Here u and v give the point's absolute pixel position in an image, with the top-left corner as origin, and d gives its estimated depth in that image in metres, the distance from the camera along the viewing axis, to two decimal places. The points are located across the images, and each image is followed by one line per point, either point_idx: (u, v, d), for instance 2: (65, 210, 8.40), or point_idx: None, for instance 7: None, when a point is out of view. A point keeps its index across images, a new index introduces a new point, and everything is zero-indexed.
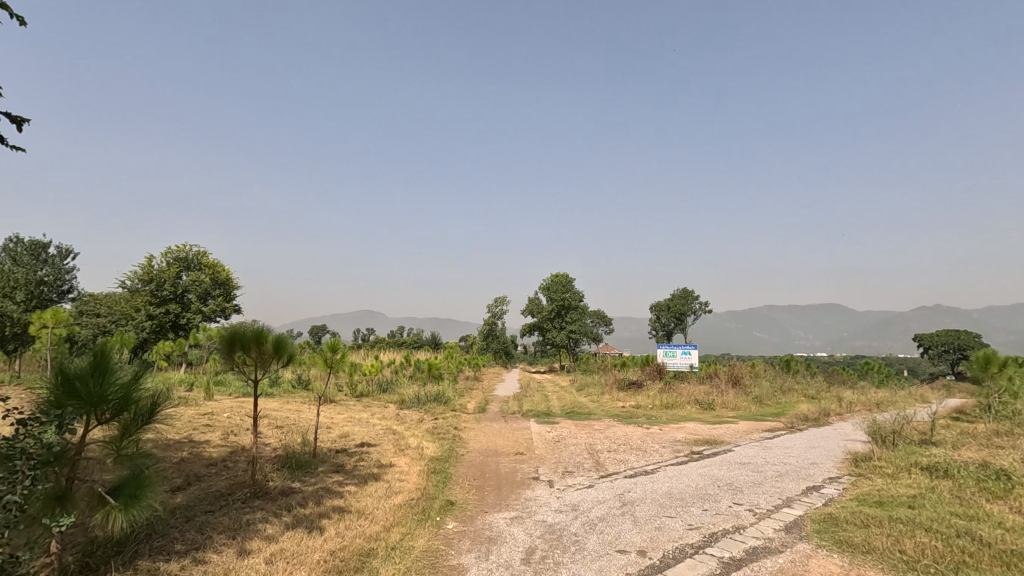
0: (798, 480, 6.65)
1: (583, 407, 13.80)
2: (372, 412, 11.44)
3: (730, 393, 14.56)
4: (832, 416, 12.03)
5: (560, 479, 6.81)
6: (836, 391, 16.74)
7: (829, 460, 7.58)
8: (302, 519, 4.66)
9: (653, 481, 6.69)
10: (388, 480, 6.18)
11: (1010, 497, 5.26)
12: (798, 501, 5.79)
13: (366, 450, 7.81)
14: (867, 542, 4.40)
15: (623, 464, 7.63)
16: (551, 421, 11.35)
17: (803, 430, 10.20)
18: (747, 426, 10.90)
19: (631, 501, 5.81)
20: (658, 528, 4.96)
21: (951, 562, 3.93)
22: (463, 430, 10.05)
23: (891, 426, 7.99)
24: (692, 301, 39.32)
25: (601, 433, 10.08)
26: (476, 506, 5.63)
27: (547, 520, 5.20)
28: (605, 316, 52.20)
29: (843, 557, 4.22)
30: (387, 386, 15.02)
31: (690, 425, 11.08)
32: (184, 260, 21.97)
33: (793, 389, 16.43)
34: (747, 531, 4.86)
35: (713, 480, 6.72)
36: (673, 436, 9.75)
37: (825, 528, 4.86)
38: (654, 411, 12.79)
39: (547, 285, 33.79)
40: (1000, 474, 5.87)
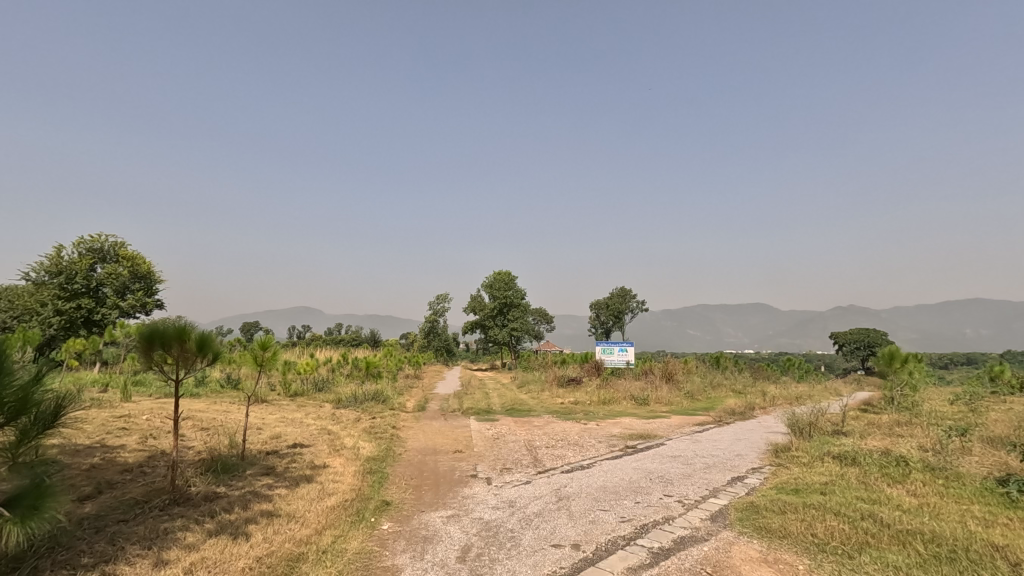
0: (724, 471, 7.00)
1: (523, 404, 13.95)
2: (307, 412, 11.07)
3: (664, 389, 15.14)
4: (756, 410, 12.75)
5: (498, 476, 6.84)
6: (761, 386, 17.70)
7: (753, 452, 8.00)
8: (226, 525, 4.43)
9: (589, 476, 6.85)
10: (322, 482, 5.99)
11: (908, 481, 5.76)
12: (724, 491, 6.09)
13: (299, 451, 7.55)
14: (784, 527, 4.69)
15: (560, 459, 7.76)
16: (492, 419, 11.37)
17: (730, 423, 10.74)
18: (679, 420, 11.35)
19: (567, 496, 5.93)
20: (593, 521, 5.08)
21: (856, 543, 4.25)
22: (401, 428, 9.91)
23: (808, 418, 8.54)
24: (629, 301, 40.42)
25: (540, 429, 10.21)
26: (413, 505, 5.57)
27: (484, 517, 5.21)
28: (547, 314, 52.75)
29: (762, 542, 4.47)
30: (323, 385, 14.57)
31: (625, 420, 11.42)
32: (99, 251, 20.53)
33: (722, 385, 17.27)
34: (676, 522, 5.06)
35: (645, 473, 6.95)
36: (609, 432, 9.99)
37: (746, 515, 5.14)
38: (593, 407, 13.10)
39: (490, 283, 33.80)
40: (900, 460, 6.41)
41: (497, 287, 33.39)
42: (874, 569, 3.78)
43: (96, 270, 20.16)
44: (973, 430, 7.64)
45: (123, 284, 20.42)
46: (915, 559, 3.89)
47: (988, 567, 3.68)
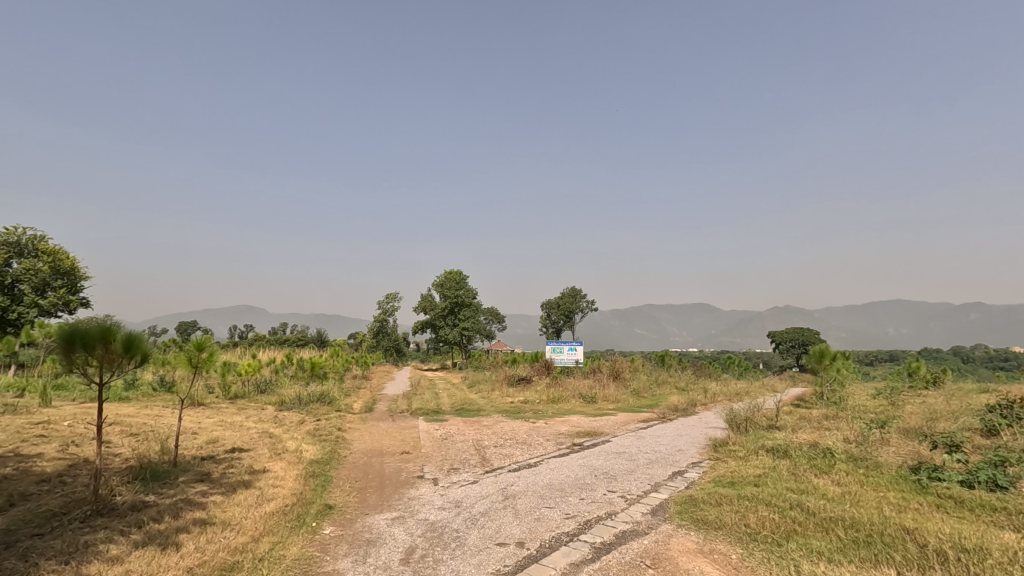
0: (665, 466, 7.23)
1: (473, 404, 13.92)
2: (247, 415, 10.65)
3: (611, 387, 15.49)
4: (698, 406, 13.23)
5: (445, 477, 6.81)
6: (703, 383, 18.41)
7: (694, 447, 8.31)
8: (154, 535, 4.22)
9: (535, 474, 6.92)
10: (261, 487, 5.79)
11: (833, 471, 6.13)
12: (664, 486, 6.30)
13: (237, 456, 7.27)
14: (719, 518, 4.89)
15: (507, 458, 7.80)
16: (440, 419, 11.30)
17: (673, 419, 11.12)
18: (625, 417, 11.63)
19: (513, 494, 5.97)
20: (538, 519, 5.14)
21: (785, 531, 4.49)
22: (347, 430, 9.69)
23: (745, 413, 8.94)
24: (579, 301, 41.06)
25: (489, 429, 10.23)
26: (357, 508, 5.46)
27: (430, 518, 5.18)
28: (498, 313, 52.85)
29: (699, 533, 4.65)
30: (265, 386, 14.07)
31: (574, 418, 11.60)
32: (14, 245, 19.04)
33: (666, 382, 17.83)
34: (618, 517, 5.19)
35: (591, 470, 7.09)
36: (557, 430, 10.13)
37: (685, 508, 5.34)
38: (542, 406, 13.25)
39: (441, 282, 33.52)
40: (826, 452, 6.81)
41: (448, 287, 33.15)
42: (799, 555, 4.00)
43: (11, 266, 18.66)
44: (892, 422, 8.22)
45: (42, 281, 19.02)
46: (836, 544, 4.15)
47: (900, 548, 3.98)
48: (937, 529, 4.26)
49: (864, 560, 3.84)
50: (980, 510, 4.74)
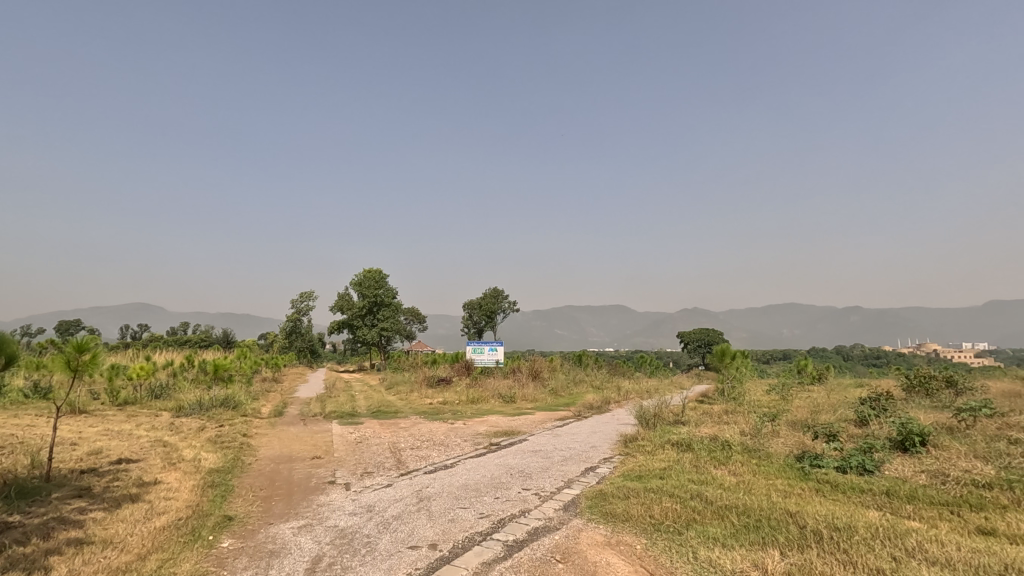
0: (578, 462, 7.44)
1: (390, 406, 13.62)
2: (138, 423, 9.78)
3: (530, 387, 15.75)
4: (612, 403, 13.76)
5: (358, 481, 6.61)
6: (616, 381, 19.20)
7: (606, 443, 8.63)
8: (18, 560, 3.77)
9: (451, 475, 6.88)
10: (150, 501, 5.32)
11: (729, 462, 6.58)
12: (577, 482, 6.48)
13: (124, 467, 6.65)
14: (627, 511, 5.10)
15: (423, 460, 7.71)
16: (355, 422, 10.96)
17: (587, 417, 11.49)
18: (542, 416, 11.87)
19: (428, 496, 5.91)
20: (451, 519, 5.12)
21: (685, 521, 4.76)
22: (253, 436, 9.16)
23: (653, 410, 9.41)
24: (501, 301, 41.30)
25: (406, 431, 10.05)
26: (260, 518, 5.18)
27: (340, 524, 5.00)
28: (420, 313, 52.03)
29: (606, 527, 4.82)
30: (161, 390, 12.99)
31: (492, 418, 11.65)
32: None
33: (583, 381, 18.40)
34: (531, 514, 5.28)
35: (506, 468, 7.16)
36: (475, 430, 10.13)
37: (595, 503, 5.52)
38: (461, 407, 13.21)
39: (359, 281, 32.49)
40: (724, 444, 7.31)
41: (367, 286, 32.19)
42: (697, 542, 4.26)
43: None
44: (781, 415, 8.98)
45: None
46: (730, 530, 4.46)
47: (784, 530, 4.34)
48: (815, 511, 4.69)
49: (753, 543, 4.16)
50: (851, 492, 5.28)
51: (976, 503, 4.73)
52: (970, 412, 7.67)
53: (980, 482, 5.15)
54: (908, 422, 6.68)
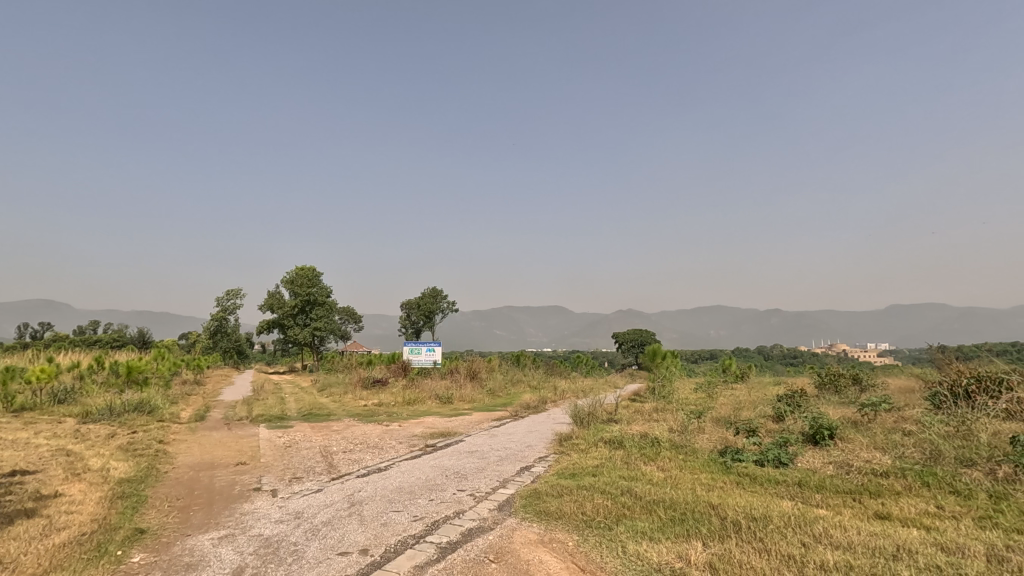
0: (514, 462, 7.50)
1: (323, 408, 13.19)
2: (37, 431, 8.94)
3: (467, 387, 15.71)
4: (548, 403, 13.96)
5: (286, 487, 6.35)
6: (553, 381, 19.51)
7: (541, 442, 8.74)
8: None
9: (385, 478, 6.74)
10: (48, 516, 4.87)
11: (658, 458, 6.85)
12: (512, 481, 6.53)
13: (19, 480, 6.05)
14: (560, 509, 5.19)
15: (356, 464, 7.51)
16: (284, 425, 10.52)
17: (524, 417, 11.60)
18: (479, 416, 11.87)
19: (359, 500, 5.76)
20: (384, 523, 5.02)
21: (616, 516, 4.90)
22: (171, 442, 8.60)
23: (588, 409, 9.63)
24: (440, 301, 40.93)
25: (338, 434, 9.76)
26: (176, 530, 4.86)
27: (265, 533, 4.78)
28: (355, 312, 50.66)
29: (540, 525, 4.88)
30: (66, 395, 11.95)
31: (428, 419, 11.52)
32: None
33: (520, 381, 18.56)
34: (466, 515, 5.27)
35: (442, 470, 7.10)
36: (411, 431, 9.99)
37: (529, 501, 5.57)
38: (397, 408, 12.99)
39: (290, 278, 31.20)
40: (654, 441, 7.60)
41: (299, 284, 30.97)
42: (626, 537, 4.39)
43: None
44: (707, 412, 9.44)
45: None
46: (658, 524, 4.63)
47: (707, 522, 4.55)
48: (735, 503, 4.96)
49: (678, 535, 4.35)
50: (767, 483, 5.63)
51: (875, 490, 5.16)
52: (871, 407, 8.37)
53: (879, 472, 5.62)
54: (819, 417, 7.19)
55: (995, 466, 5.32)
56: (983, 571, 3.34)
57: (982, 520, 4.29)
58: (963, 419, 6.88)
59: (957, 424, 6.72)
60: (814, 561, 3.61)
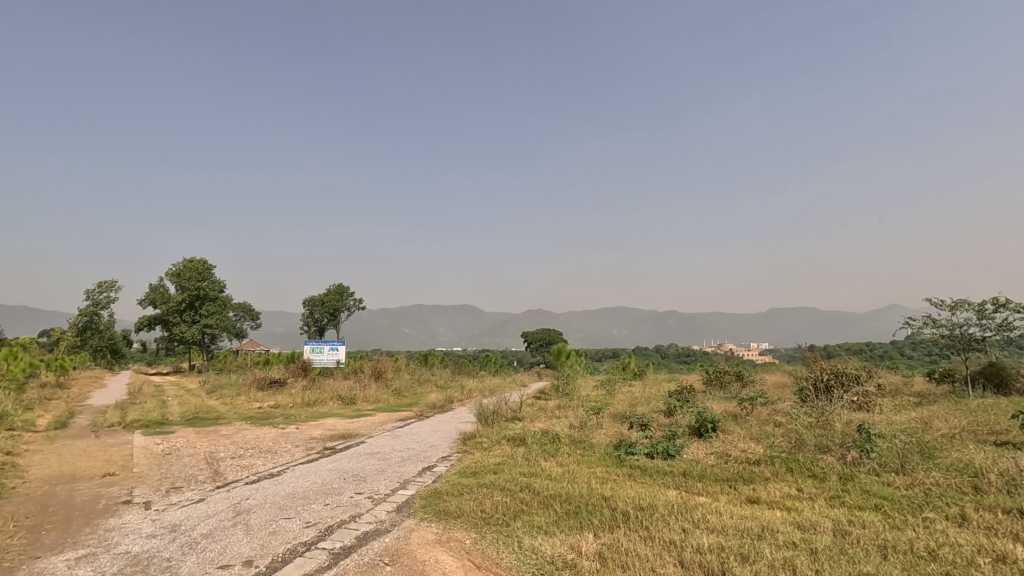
0: (416, 462, 7.41)
1: (211, 412, 12.25)
2: None
3: (372, 387, 15.30)
4: (454, 402, 13.94)
5: (161, 498, 5.81)
6: (460, 380, 19.52)
7: (445, 442, 8.70)
8: None
9: (276, 484, 6.39)
10: None
11: (558, 454, 7.06)
12: (412, 482, 6.43)
13: None
14: (459, 508, 5.19)
15: (246, 470, 7.06)
16: (165, 431, 9.66)
17: (429, 417, 11.48)
18: (382, 417, 11.61)
19: (246, 509, 5.41)
20: (273, 532, 4.75)
21: (514, 512, 4.99)
22: (23, 454, 7.58)
23: (493, 408, 9.72)
24: (346, 299, 39.45)
25: (227, 438, 9.11)
26: (22, 553, 4.29)
27: (133, 550, 4.36)
28: (253, 308, 47.55)
29: (439, 524, 4.86)
30: None
31: (328, 421, 11.07)
32: None
33: (427, 380, 18.35)
34: (362, 518, 5.12)
35: (340, 473, 6.85)
36: (308, 434, 9.53)
37: (429, 501, 5.52)
38: (295, 410, 12.37)
39: (176, 271, 28.60)
40: (554, 437, 7.82)
41: (187, 277, 28.47)
42: (523, 532, 4.49)
43: None
44: (605, 408, 9.88)
45: None
46: (553, 518, 4.78)
47: (599, 514, 4.76)
48: (625, 495, 5.23)
49: (571, 528, 4.51)
50: (656, 474, 6.00)
51: (747, 477, 5.67)
52: (750, 401, 9.16)
53: (752, 460, 6.17)
54: (703, 411, 7.77)
55: (845, 451, 6.03)
56: (829, 545, 3.77)
57: (833, 499, 4.85)
58: (822, 411, 7.73)
59: (818, 415, 7.54)
60: (692, 545, 3.89)
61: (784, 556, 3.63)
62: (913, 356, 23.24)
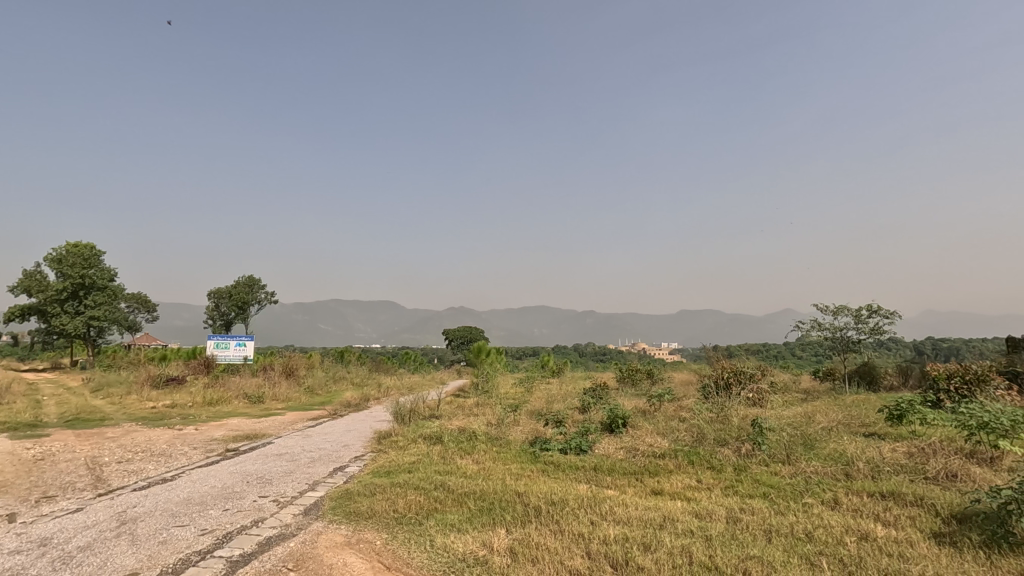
0: (327, 463, 7.14)
1: (96, 412, 11.15)
2: None
3: (282, 385, 14.58)
4: (370, 401, 13.59)
5: (30, 510, 5.21)
6: (378, 378, 19.08)
7: (358, 441, 8.46)
8: None
9: (170, 489, 5.93)
10: None
11: (474, 452, 7.08)
12: (322, 483, 6.20)
13: None
14: (371, 508, 5.07)
15: (134, 475, 6.49)
16: (38, 434, 8.66)
17: (343, 416, 11.12)
18: (293, 416, 11.10)
19: (132, 518, 4.97)
20: (163, 541, 4.40)
21: (427, 511, 4.94)
22: None
23: (410, 406, 9.57)
24: (256, 292, 37.35)
25: (114, 441, 8.33)
26: None
27: None
28: (149, 299, 43.77)
29: (348, 526, 4.71)
30: None
31: (231, 421, 10.41)
32: None
33: (343, 378, 17.77)
34: (265, 523, 4.87)
35: (242, 476, 6.46)
36: (209, 435, 8.93)
37: (339, 503, 5.34)
38: (195, 410, 11.54)
39: (57, 256, 25.73)
40: (471, 435, 7.83)
41: (70, 263, 25.70)
42: (435, 530, 4.46)
43: None
44: (523, 406, 10.02)
45: None
46: (467, 515, 4.78)
47: (511, 509, 4.83)
48: (538, 490, 5.33)
49: (484, 524, 4.54)
50: (569, 469, 6.17)
51: (653, 470, 5.97)
52: (658, 398, 9.66)
53: (658, 453, 6.51)
54: (614, 408, 8.09)
55: (740, 444, 6.51)
56: (722, 531, 4.05)
57: (727, 488, 5.22)
58: (722, 407, 8.30)
59: (718, 410, 8.09)
60: (599, 537, 4.04)
61: (682, 543, 3.85)
62: (802, 357, 25.52)
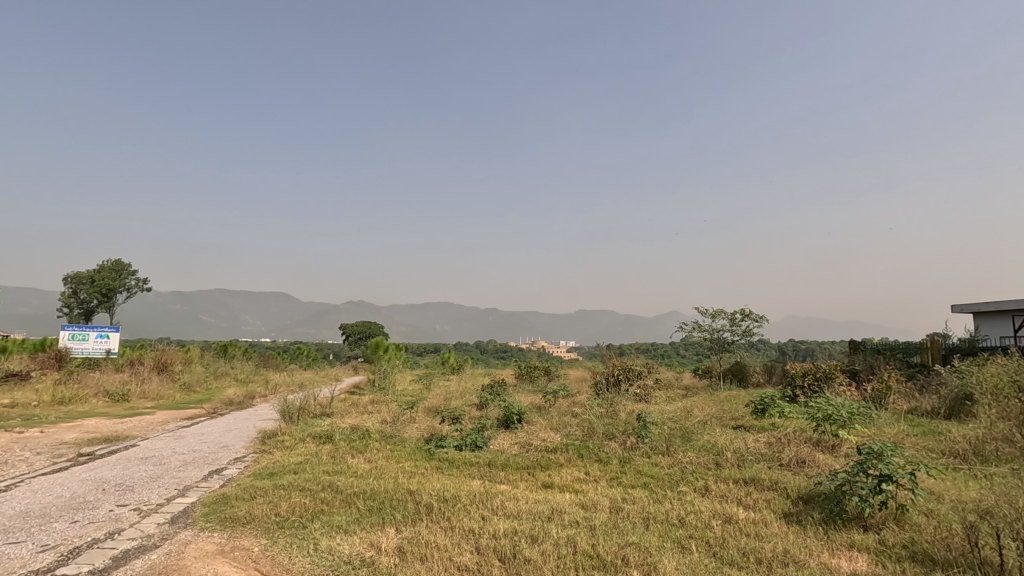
0: (202, 466, 6.58)
1: None
2: None
3: (152, 382, 13.22)
4: (256, 399, 12.72)
5: None
6: (265, 374, 17.90)
7: (240, 441, 7.89)
8: None
9: (3, 502, 5.13)
10: None
11: (366, 450, 6.86)
12: (194, 488, 5.69)
13: None
14: (250, 513, 4.73)
15: None
16: None
17: (223, 415, 10.30)
18: (164, 416, 10.10)
19: None
20: None
21: (312, 514, 4.70)
22: None
23: (299, 404, 9.06)
24: (125, 279, 33.57)
25: None
26: None
27: None
28: None
29: (222, 533, 4.37)
30: None
31: (87, 422, 9.25)
32: None
33: (225, 375, 16.46)
34: (123, 534, 4.38)
35: (97, 483, 5.76)
36: (58, 438, 7.87)
37: (213, 509, 4.93)
38: (41, 410, 10.12)
39: None
40: (364, 434, 7.57)
41: None
42: (320, 533, 4.25)
43: None
44: (419, 403, 9.85)
45: None
46: (354, 516, 4.62)
47: (402, 508, 4.75)
48: (431, 487, 5.29)
49: (373, 524, 4.41)
50: (463, 465, 6.18)
51: (545, 463, 6.14)
52: (553, 394, 9.96)
53: (551, 448, 6.72)
54: (510, 404, 8.21)
55: (626, 437, 6.89)
56: (605, 520, 4.26)
57: (613, 479, 5.50)
58: (611, 402, 8.73)
59: (608, 406, 8.51)
60: (488, 532, 4.08)
61: (568, 534, 3.99)
62: (685, 355, 27.57)
